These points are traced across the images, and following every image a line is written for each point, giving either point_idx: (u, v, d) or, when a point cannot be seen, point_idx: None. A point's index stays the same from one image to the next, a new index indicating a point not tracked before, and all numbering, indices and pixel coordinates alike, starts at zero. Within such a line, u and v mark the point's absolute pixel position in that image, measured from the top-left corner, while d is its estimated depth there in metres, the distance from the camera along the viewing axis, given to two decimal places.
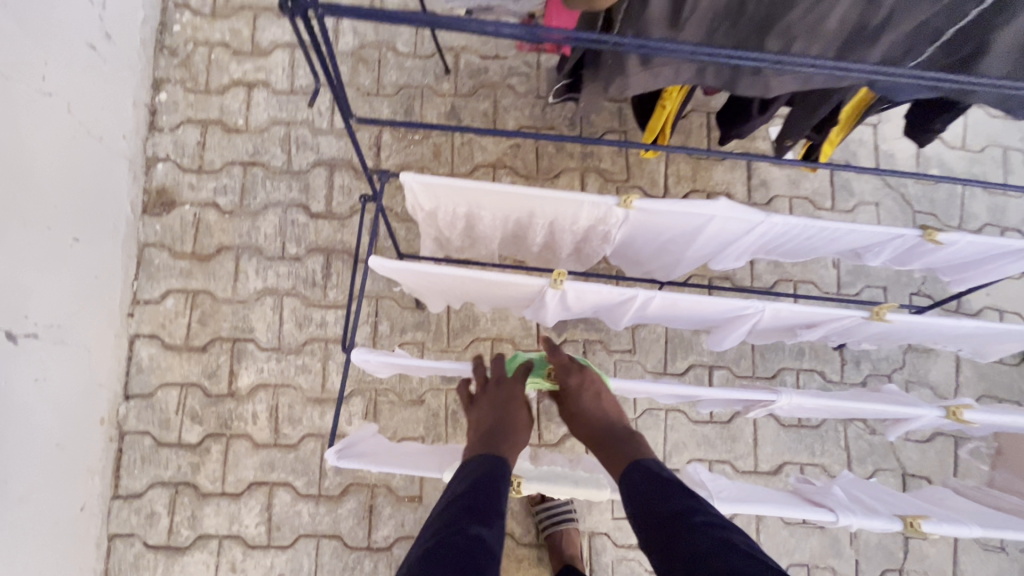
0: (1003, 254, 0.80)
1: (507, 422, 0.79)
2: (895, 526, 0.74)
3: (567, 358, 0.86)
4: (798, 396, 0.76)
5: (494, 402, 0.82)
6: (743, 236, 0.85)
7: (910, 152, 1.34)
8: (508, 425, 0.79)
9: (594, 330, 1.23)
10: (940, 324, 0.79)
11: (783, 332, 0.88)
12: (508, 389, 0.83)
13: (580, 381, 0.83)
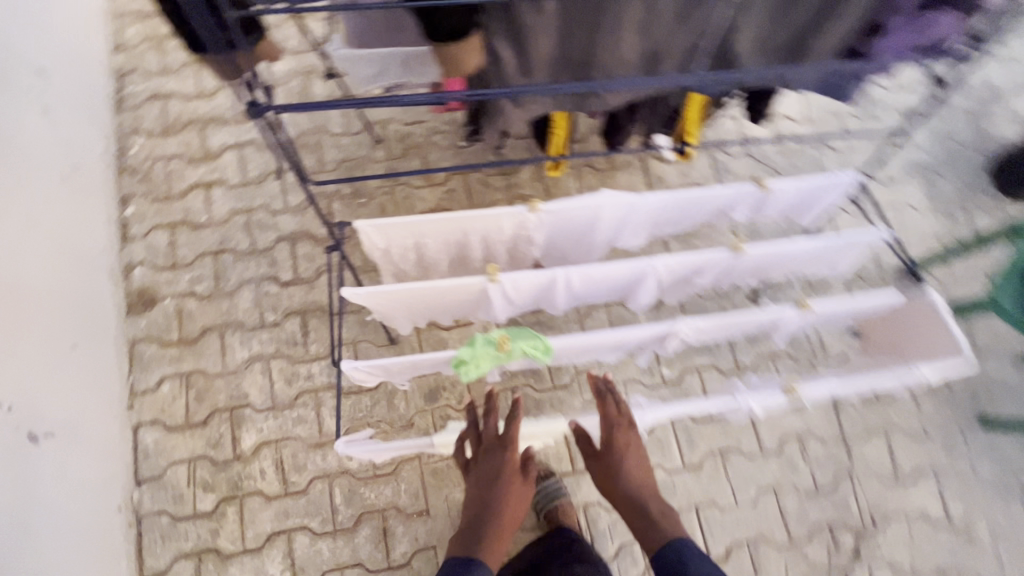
0: (822, 188, 1.06)
1: (502, 491, 0.94)
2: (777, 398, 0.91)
3: (615, 415, 1.02)
4: (689, 319, 0.92)
5: (492, 470, 0.96)
6: (633, 216, 1.07)
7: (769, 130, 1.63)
8: (501, 494, 0.94)
9: None
10: (790, 247, 1.01)
11: (683, 283, 1.09)
12: (503, 454, 0.97)
13: (629, 440, 1.00)
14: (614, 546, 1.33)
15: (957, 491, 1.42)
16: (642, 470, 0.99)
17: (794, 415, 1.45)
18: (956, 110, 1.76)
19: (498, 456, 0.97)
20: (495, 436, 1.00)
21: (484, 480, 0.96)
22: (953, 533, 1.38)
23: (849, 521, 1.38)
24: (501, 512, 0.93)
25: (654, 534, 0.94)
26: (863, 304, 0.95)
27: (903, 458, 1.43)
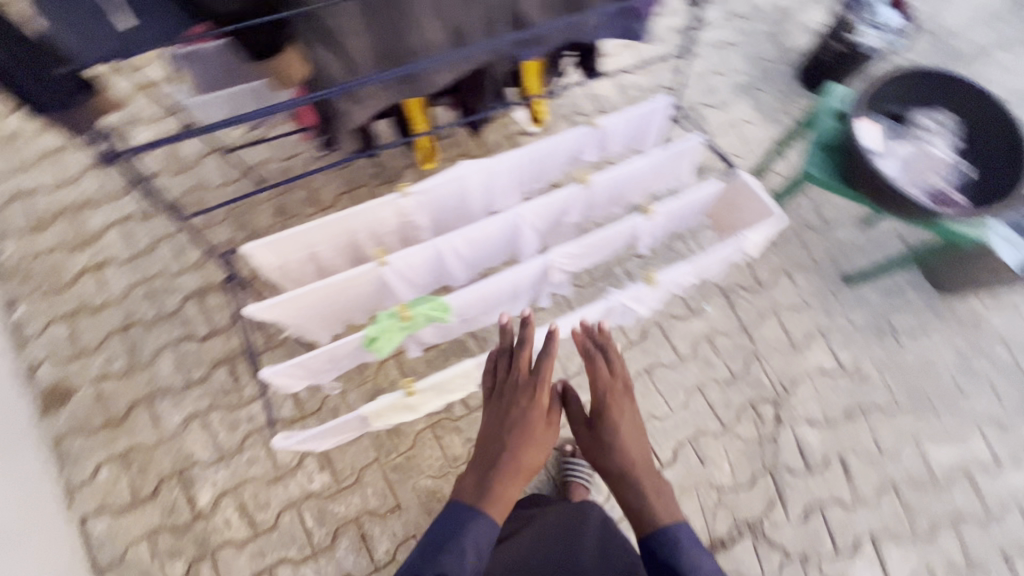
0: (643, 115, 1.24)
1: (527, 436, 0.95)
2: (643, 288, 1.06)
3: (617, 369, 1.08)
4: (557, 248, 1.05)
5: (509, 403, 1.00)
6: (498, 179, 1.21)
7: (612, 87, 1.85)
8: (527, 433, 0.96)
9: None
10: (629, 169, 1.18)
11: (555, 225, 1.23)
12: (532, 401, 0.99)
13: (624, 407, 1.03)
14: (606, 495, 1.46)
15: (842, 342, 1.66)
16: (635, 439, 1.00)
17: (698, 320, 1.64)
18: (758, 34, 2.06)
19: (528, 398, 0.99)
20: (526, 376, 1.02)
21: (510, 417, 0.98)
22: (848, 377, 1.62)
23: (765, 394, 1.58)
24: (523, 461, 0.94)
25: (645, 514, 0.93)
26: (694, 197, 1.11)
27: (793, 329, 1.66)
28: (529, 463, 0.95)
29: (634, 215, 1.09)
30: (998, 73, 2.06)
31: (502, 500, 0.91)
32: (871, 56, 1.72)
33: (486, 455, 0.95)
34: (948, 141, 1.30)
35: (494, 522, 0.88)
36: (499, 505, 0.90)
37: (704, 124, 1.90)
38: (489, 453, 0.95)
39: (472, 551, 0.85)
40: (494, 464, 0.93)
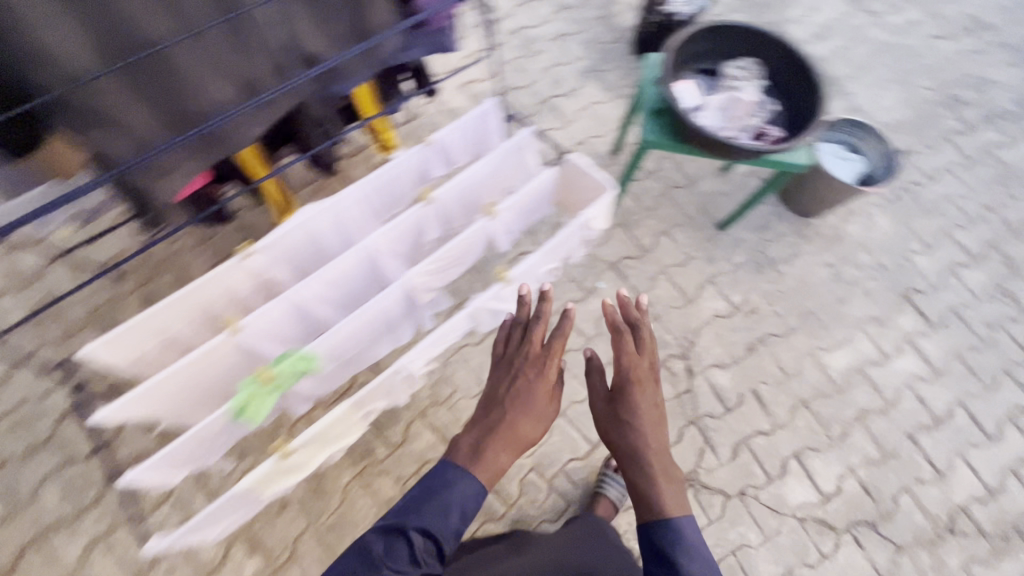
0: (474, 123, 1.27)
1: (529, 405, 1.02)
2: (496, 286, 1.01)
3: (640, 357, 1.11)
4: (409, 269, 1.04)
5: (513, 375, 1.06)
6: (348, 216, 1.20)
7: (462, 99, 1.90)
8: (528, 402, 1.02)
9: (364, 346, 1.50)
10: (468, 177, 1.19)
11: (415, 247, 1.23)
12: (542, 371, 1.05)
13: (646, 394, 1.07)
14: (548, 490, 1.47)
15: (730, 284, 1.76)
16: (653, 425, 1.03)
17: (596, 299, 1.69)
18: (590, 20, 2.17)
19: (540, 367, 1.06)
20: (541, 347, 1.09)
21: (517, 382, 1.05)
22: (742, 314, 1.72)
23: (673, 350, 1.65)
24: (521, 426, 1.00)
25: (650, 500, 0.94)
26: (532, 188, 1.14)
27: (684, 282, 1.75)
28: (527, 432, 1.00)
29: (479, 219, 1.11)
30: (803, 13, 2.28)
31: (490, 465, 0.96)
32: (687, 20, 1.88)
33: (488, 416, 1.01)
34: (755, 83, 1.41)
35: (479, 484, 0.93)
36: (492, 465, 0.96)
37: (560, 113, 1.98)
38: (491, 415, 1.01)
39: (455, 510, 0.90)
40: (496, 424, 1.00)
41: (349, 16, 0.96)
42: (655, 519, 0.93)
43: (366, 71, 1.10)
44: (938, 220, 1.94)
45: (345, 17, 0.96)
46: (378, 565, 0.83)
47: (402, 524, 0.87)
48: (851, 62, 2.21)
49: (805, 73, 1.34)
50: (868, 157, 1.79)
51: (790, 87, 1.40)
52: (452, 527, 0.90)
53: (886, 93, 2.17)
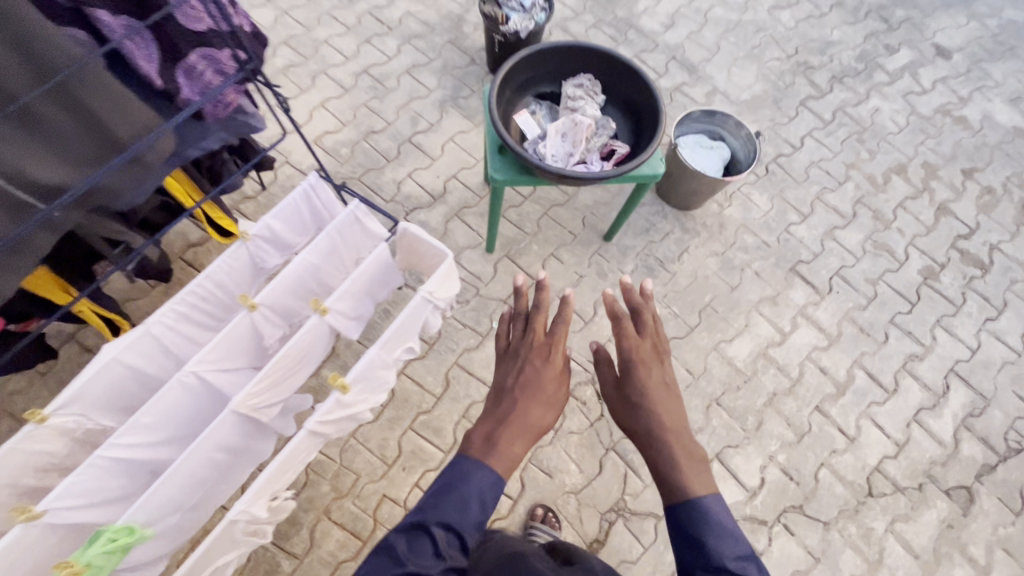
0: (299, 203, 1.16)
1: (538, 392, 0.96)
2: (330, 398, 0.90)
3: (642, 340, 1.07)
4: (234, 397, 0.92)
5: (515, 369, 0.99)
6: (171, 337, 1.05)
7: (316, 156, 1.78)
8: (536, 389, 0.96)
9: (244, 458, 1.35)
10: (298, 267, 1.08)
11: (256, 354, 1.10)
12: (551, 357, 1.01)
13: (660, 376, 1.03)
14: None
15: None
16: (671, 406, 0.99)
17: (492, 341, 1.62)
18: (441, 47, 2.10)
19: (546, 354, 1.02)
20: (543, 334, 1.05)
21: (523, 372, 0.99)
22: None
23: (580, 377, 1.60)
24: (534, 414, 0.94)
25: (675, 482, 0.90)
26: (361, 270, 1.03)
27: (580, 303, 1.71)
28: (539, 420, 0.94)
29: (309, 319, 0.99)
30: (650, 3, 2.29)
31: (506, 455, 0.88)
32: (528, 38, 1.84)
33: (498, 405, 0.94)
34: (594, 101, 1.38)
35: (497, 475, 0.85)
36: (507, 455, 0.88)
37: (424, 151, 1.89)
38: (502, 405, 0.94)
39: (471, 505, 0.82)
40: (511, 412, 0.91)
41: (97, 131, 0.84)
42: (684, 502, 0.88)
43: (149, 179, 0.97)
44: (810, 187, 1.99)
45: (92, 135, 0.84)
46: (403, 559, 0.74)
47: (425, 518, 0.79)
48: (703, 44, 2.24)
49: (640, 83, 1.33)
50: (729, 142, 1.81)
51: (629, 100, 1.38)
52: (474, 521, 0.82)
53: (741, 70, 2.21)
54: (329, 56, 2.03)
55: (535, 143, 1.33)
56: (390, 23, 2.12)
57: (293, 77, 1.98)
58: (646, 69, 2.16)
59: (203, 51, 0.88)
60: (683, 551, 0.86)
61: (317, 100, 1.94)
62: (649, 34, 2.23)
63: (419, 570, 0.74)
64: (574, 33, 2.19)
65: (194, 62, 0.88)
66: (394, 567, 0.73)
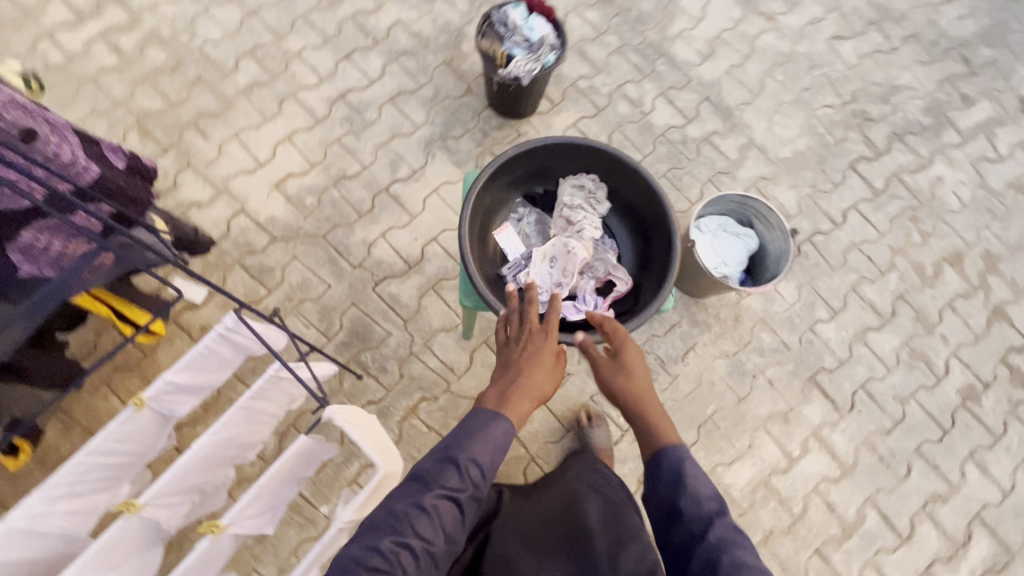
0: (213, 351, 0.94)
1: (540, 361, 0.92)
2: None
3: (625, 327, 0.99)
4: None
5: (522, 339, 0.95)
6: (47, 521, 0.84)
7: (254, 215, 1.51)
8: (541, 359, 0.93)
9: None
10: (205, 445, 0.88)
11: (151, 535, 0.89)
12: (550, 338, 0.94)
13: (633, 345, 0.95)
14: None
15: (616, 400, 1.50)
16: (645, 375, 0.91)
17: None
18: (433, 69, 1.77)
19: (542, 338, 0.95)
20: (539, 324, 0.97)
21: (522, 356, 0.93)
22: (630, 440, 1.49)
23: None
24: (537, 385, 0.90)
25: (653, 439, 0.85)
26: (279, 469, 0.84)
27: (564, 408, 1.50)
28: (542, 381, 0.91)
29: (202, 540, 0.79)
30: (688, 24, 1.92)
31: (516, 413, 0.86)
32: (531, 84, 1.52)
33: (506, 373, 0.91)
34: (596, 211, 1.12)
35: (511, 427, 0.84)
36: (520, 413, 0.86)
37: (403, 205, 1.63)
38: (509, 374, 0.91)
39: (488, 448, 0.82)
40: (510, 386, 0.89)
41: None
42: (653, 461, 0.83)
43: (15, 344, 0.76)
44: (847, 275, 1.71)
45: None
46: (431, 484, 0.77)
47: (454, 454, 0.79)
48: (745, 83, 1.89)
49: (658, 203, 1.06)
50: (759, 232, 1.53)
51: (641, 216, 1.12)
52: (493, 459, 0.81)
53: (786, 120, 1.87)
54: (300, 75, 1.72)
55: (516, 268, 1.09)
56: (376, 34, 1.78)
57: (256, 99, 1.68)
58: (674, 112, 1.82)
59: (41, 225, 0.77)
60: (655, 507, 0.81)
61: (283, 132, 1.66)
62: (682, 66, 1.88)
63: (447, 493, 0.77)
64: (593, 59, 1.84)
65: (29, 240, 0.77)
66: (424, 491, 0.77)
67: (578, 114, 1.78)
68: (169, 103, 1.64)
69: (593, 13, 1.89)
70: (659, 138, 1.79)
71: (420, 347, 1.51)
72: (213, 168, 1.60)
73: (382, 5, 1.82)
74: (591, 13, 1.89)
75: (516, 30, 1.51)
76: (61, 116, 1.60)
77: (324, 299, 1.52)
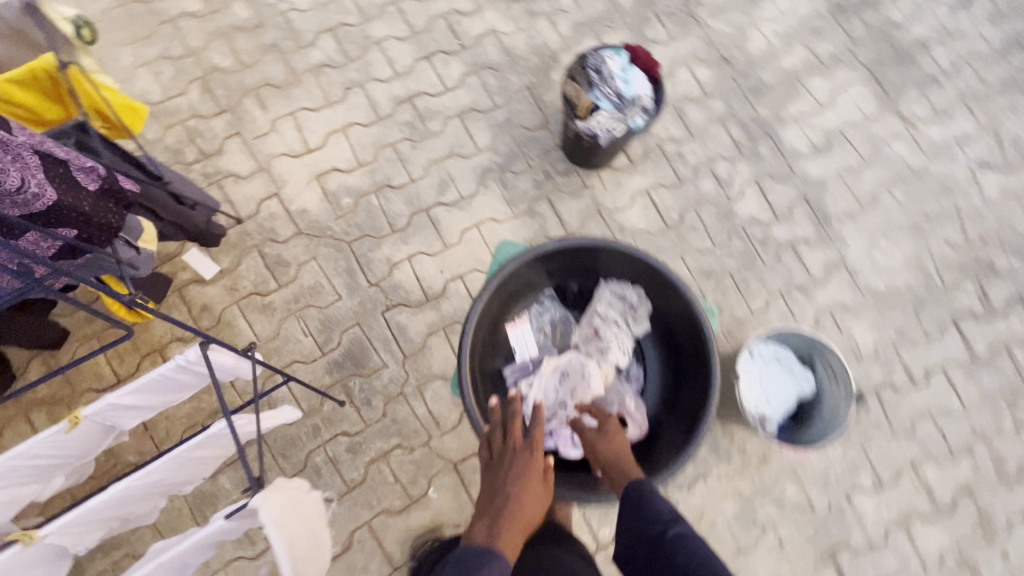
0: (169, 378, 0.87)
1: (526, 475, 0.84)
2: None
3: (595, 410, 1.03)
4: None
5: (505, 455, 0.88)
6: None
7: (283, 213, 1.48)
8: (527, 474, 0.85)
9: (112, 551, 1.20)
10: (131, 483, 0.81)
11: (55, 555, 0.84)
12: (536, 454, 0.87)
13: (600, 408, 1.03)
14: None
15: (601, 512, 1.33)
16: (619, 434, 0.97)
17: (419, 512, 1.33)
18: (514, 91, 1.62)
19: (527, 456, 0.87)
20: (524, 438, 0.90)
21: (505, 473, 0.85)
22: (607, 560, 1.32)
23: None
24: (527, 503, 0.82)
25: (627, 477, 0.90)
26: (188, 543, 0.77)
27: None
28: (532, 502, 0.82)
29: None
30: (808, 109, 1.68)
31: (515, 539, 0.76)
32: (610, 144, 1.37)
33: (494, 500, 0.81)
34: (626, 332, 1.12)
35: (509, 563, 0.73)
36: (514, 545, 0.76)
37: (438, 231, 1.50)
38: (493, 499, 0.81)
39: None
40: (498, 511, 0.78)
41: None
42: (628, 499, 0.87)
43: None
44: (909, 445, 1.46)
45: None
46: None
47: None
48: (856, 192, 1.64)
49: (699, 331, 1.00)
50: (818, 376, 1.33)
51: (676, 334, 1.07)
52: None
53: (892, 246, 1.61)
54: (375, 65, 1.61)
55: (519, 373, 1.11)
56: (465, 40, 1.65)
57: (323, 80, 1.59)
58: (763, 205, 1.60)
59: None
60: (626, 531, 0.85)
61: (340, 121, 1.56)
62: (787, 154, 1.64)
63: None
64: (690, 122, 1.64)
65: None
66: None
67: (654, 180, 1.58)
68: (238, 64, 1.58)
69: (704, 71, 1.68)
70: (737, 230, 1.58)
71: (411, 388, 1.40)
72: (261, 143, 1.53)
73: (480, 9, 1.68)
74: (702, 70, 1.68)
75: (609, 80, 1.33)
76: (133, 52, 1.56)
77: (331, 310, 1.43)
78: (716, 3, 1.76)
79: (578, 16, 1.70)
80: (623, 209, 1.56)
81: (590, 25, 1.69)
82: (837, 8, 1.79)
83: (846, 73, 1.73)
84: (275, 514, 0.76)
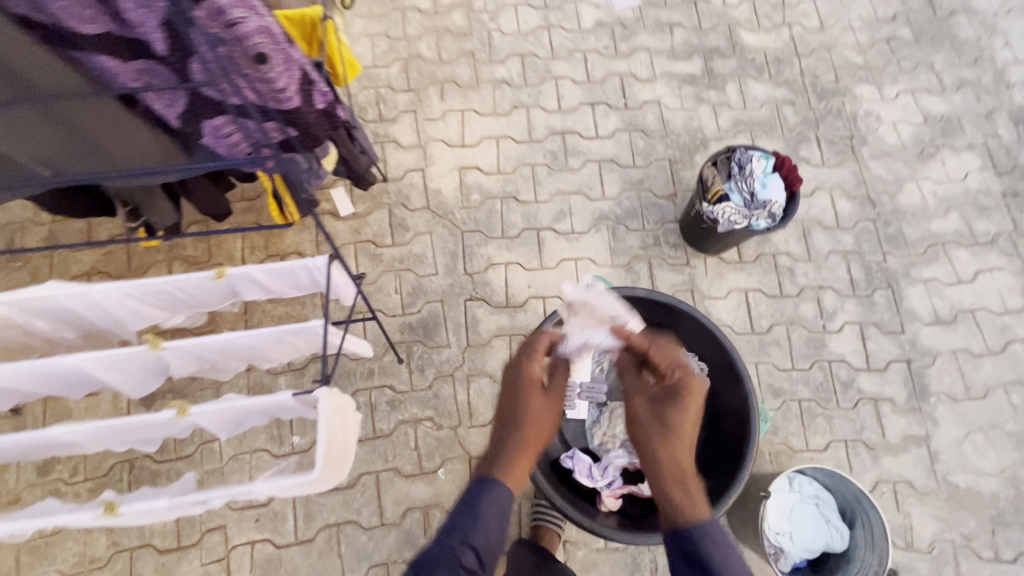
0: (294, 273, 1.05)
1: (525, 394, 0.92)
2: (92, 513, 0.80)
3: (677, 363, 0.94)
4: (64, 426, 0.88)
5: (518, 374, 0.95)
6: (122, 304, 1.04)
7: (419, 187, 1.68)
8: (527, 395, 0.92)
9: (180, 397, 1.40)
10: (233, 339, 0.98)
11: (156, 368, 1.03)
12: (531, 369, 0.94)
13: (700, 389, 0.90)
14: None
15: (582, 563, 1.34)
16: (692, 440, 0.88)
17: (422, 484, 1.42)
18: (656, 159, 1.74)
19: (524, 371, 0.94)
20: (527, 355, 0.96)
21: (512, 392, 0.93)
22: None
23: None
24: (536, 420, 0.90)
25: (685, 496, 0.83)
26: (253, 403, 0.91)
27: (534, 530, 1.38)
28: (541, 426, 0.91)
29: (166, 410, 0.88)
30: (942, 276, 1.62)
31: (519, 467, 0.86)
32: (726, 234, 1.43)
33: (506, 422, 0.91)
34: None
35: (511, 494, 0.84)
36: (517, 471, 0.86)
37: (541, 252, 1.63)
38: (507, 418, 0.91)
39: (494, 521, 0.81)
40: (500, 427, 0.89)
41: (41, 109, 0.78)
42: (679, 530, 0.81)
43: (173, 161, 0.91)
44: None
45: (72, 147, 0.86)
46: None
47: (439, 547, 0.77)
48: (966, 377, 1.54)
49: (745, 427, 1.07)
50: (854, 537, 1.25)
51: (721, 422, 1.14)
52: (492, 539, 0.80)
53: (988, 447, 1.48)
54: (546, 96, 1.80)
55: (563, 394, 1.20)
56: (631, 101, 1.80)
57: (498, 93, 1.80)
58: (859, 350, 1.55)
59: (232, 118, 0.85)
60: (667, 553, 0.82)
61: (498, 131, 1.76)
62: (904, 312, 1.59)
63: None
64: (813, 245, 1.64)
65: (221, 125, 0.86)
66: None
67: (757, 283, 1.60)
68: (438, 58, 1.84)
69: (846, 204, 1.69)
70: (823, 362, 1.54)
71: (462, 374, 1.51)
72: (428, 125, 1.76)
73: (654, 80, 1.82)
74: (844, 202, 1.69)
75: (749, 178, 1.40)
76: (365, 23, 1.88)
77: (425, 280, 1.60)
78: (882, 146, 1.76)
79: (740, 115, 1.79)
80: (716, 298, 1.59)
81: (749, 126, 1.78)
82: (1010, 192, 1.72)
83: (997, 258, 1.65)
84: (329, 408, 0.89)
